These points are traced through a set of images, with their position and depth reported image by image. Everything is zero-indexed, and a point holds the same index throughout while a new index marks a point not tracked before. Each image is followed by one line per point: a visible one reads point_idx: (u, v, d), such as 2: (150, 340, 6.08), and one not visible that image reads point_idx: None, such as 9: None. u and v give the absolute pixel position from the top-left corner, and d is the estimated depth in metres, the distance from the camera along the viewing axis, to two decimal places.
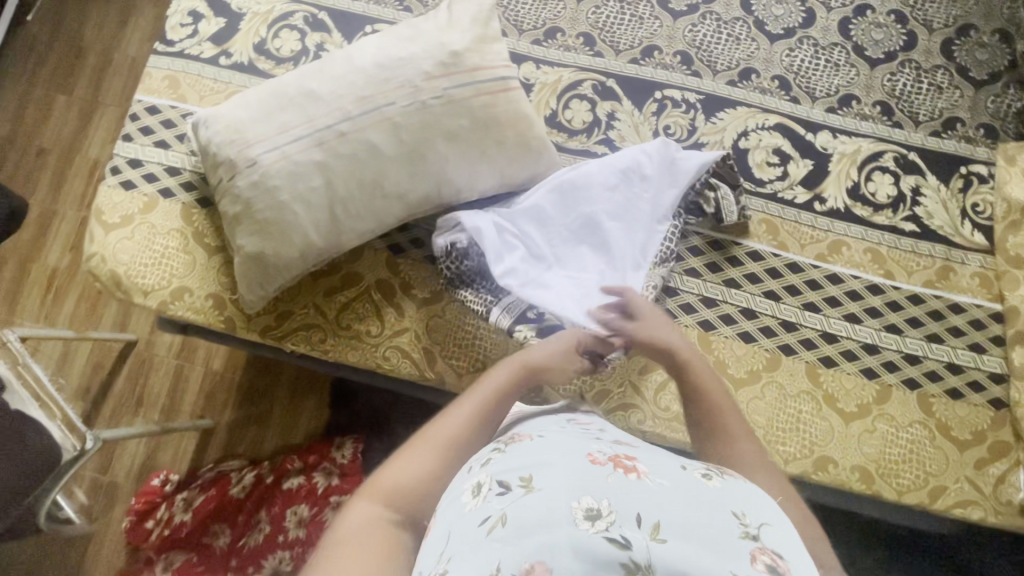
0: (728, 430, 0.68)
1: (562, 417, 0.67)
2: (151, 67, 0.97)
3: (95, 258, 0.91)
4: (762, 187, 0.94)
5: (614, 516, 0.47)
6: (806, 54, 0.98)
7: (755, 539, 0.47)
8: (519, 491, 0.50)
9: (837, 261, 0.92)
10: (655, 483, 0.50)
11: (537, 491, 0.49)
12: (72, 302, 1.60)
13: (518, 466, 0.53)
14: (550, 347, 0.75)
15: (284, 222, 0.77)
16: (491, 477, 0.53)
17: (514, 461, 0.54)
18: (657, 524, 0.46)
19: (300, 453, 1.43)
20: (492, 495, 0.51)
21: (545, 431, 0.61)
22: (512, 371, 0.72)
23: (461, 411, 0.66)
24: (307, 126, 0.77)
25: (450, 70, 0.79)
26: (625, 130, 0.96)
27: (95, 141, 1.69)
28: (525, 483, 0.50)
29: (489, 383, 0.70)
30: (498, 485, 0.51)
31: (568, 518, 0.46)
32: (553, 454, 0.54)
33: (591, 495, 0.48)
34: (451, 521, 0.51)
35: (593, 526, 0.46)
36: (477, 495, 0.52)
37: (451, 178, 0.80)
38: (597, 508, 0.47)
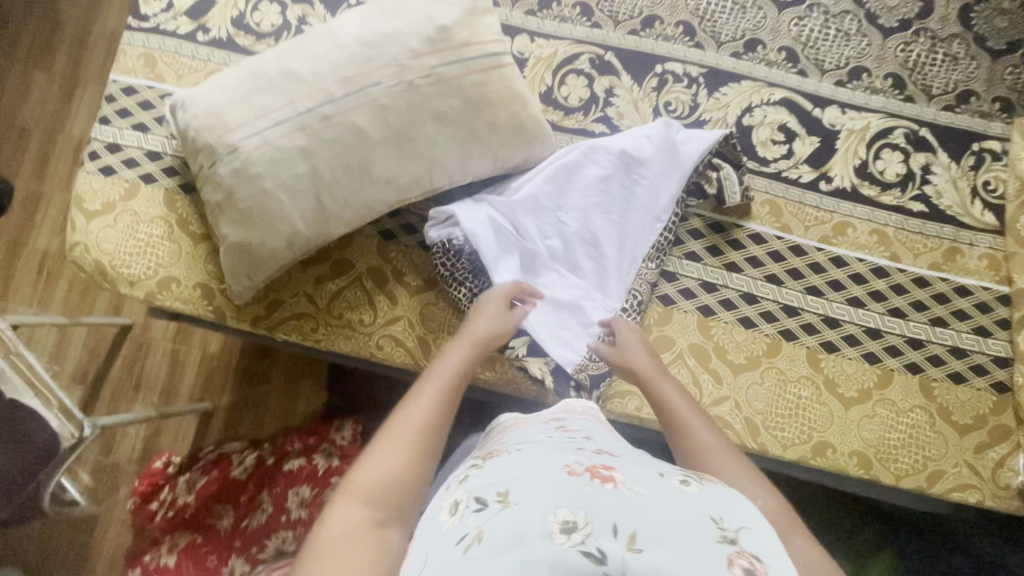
0: (685, 424, 0.69)
1: (547, 423, 0.66)
2: (125, 45, 0.92)
3: (79, 247, 0.88)
4: (766, 166, 0.90)
5: (590, 527, 0.46)
6: (816, 23, 0.93)
7: (732, 543, 0.47)
8: (496, 507, 0.49)
9: (842, 243, 0.89)
10: (633, 492, 0.49)
11: (514, 505, 0.48)
12: (65, 286, 1.58)
13: (497, 480, 0.52)
14: (492, 319, 0.77)
15: (269, 211, 0.74)
16: (469, 494, 0.52)
17: (494, 476, 0.53)
18: (634, 533, 0.45)
19: (301, 434, 1.44)
20: (470, 512, 0.50)
21: (524, 442, 0.60)
22: (464, 351, 0.72)
23: (424, 398, 0.65)
24: (288, 109, 0.73)
25: (437, 46, 0.75)
26: (623, 107, 0.91)
27: (78, 120, 1.64)
28: (501, 499, 0.49)
29: (444, 367, 0.70)
30: (476, 502, 0.50)
31: (543, 533, 0.45)
32: (531, 467, 0.53)
33: (567, 507, 0.47)
34: (429, 541, 0.50)
35: (568, 540, 0.45)
36: (455, 512, 0.51)
37: (441, 162, 0.77)
38: (573, 520, 0.46)
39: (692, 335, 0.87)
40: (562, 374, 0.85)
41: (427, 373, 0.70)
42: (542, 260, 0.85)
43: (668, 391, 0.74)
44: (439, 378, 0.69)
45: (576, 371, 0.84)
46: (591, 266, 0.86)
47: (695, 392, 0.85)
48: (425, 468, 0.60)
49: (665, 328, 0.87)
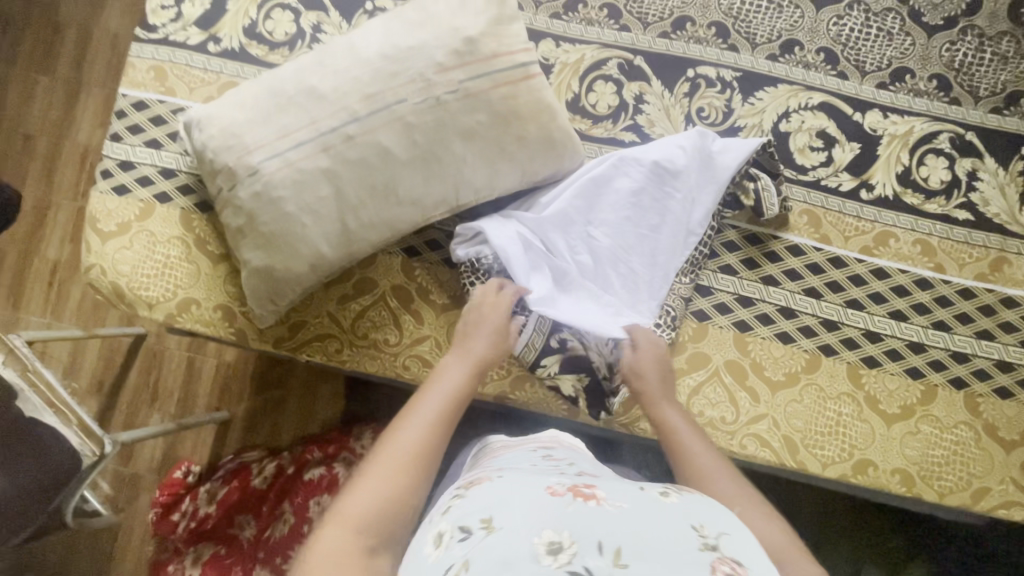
0: (680, 441, 0.70)
1: (533, 451, 0.64)
2: (134, 58, 0.89)
3: (95, 269, 0.85)
4: (804, 174, 0.87)
5: (577, 547, 0.42)
6: (856, 22, 0.88)
7: (714, 550, 0.44)
8: (482, 533, 0.45)
9: (884, 253, 0.85)
10: (616, 507, 0.46)
11: (498, 530, 0.44)
12: (78, 296, 1.57)
13: (479, 506, 0.48)
14: (489, 337, 0.75)
15: (292, 235, 0.71)
16: (452, 524, 0.47)
17: (477, 502, 0.49)
18: (619, 550, 0.42)
19: (320, 443, 1.43)
20: (454, 543, 0.45)
21: (506, 471, 0.56)
22: (462, 372, 0.71)
23: (420, 420, 0.64)
24: (310, 128, 0.70)
25: (464, 59, 0.71)
26: (654, 114, 0.88)
27: (84, 126, 1.61)
28: (486, 525, 0.45)
29: (440, 389, 0.69)
30: (460, 531, 0.46)
31: (530, 555, 0.41)
32: (511, 491, 0.49)
33: (552, 527, 0.43)
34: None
35: (555, 562, 0.41)
36: (439, 545, 0.46)
37: (469, 180, 0.73)
38: (559, 541, 0.42)
39: (728, 352, 0.84)
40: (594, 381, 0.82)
41: (423, 393, 0.68)
42: (575, 276, 0.81)
43: (669, 413, 0.73)
44: (436, 398, 0.67)
45: (601, 367, 0.80)
46: (626, 282, 0.82)
47: (732, 411, 0.83)
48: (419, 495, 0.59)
49: (701, 344, 0.85)
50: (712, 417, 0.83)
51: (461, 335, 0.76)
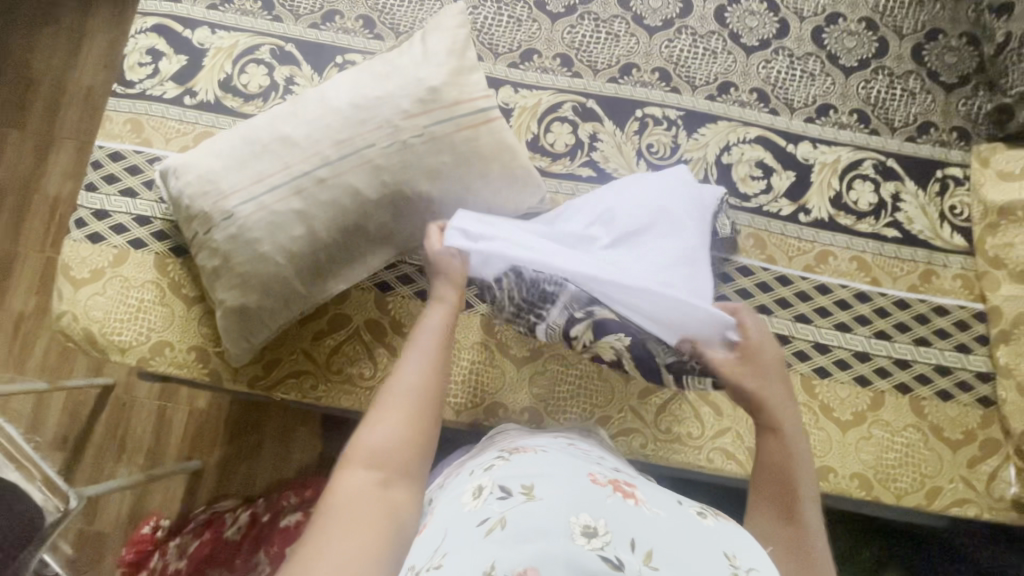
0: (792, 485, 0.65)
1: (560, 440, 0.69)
2: (111, 112, 0.93)
3: (67, 317, 0.86)
4: (747, 201, 0.94)
5: (610, 537, 0.48)
6: (782, 65, 0.99)
7: None
8: (521, 498, 0.52)
9: (824, 270, 0.93)
10: (651, 512, 0.53)
11: (537, 499, 0.51)
12: (44, 349, 1.54)
13: (524, 475, 0.56)
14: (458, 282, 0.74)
15: (267, 275, 0.74)
16: (493, 483, 0.56)
17: (517, 471, 0.57)
18: (649, 552, 0.48)
19: (296, 489, 1.41)
20: (493, 498, 0.53)
21: (546, 448, 0.64)
22: (444, 318, 0.72)
23: (410, 364, 0.67)
24: (282, 172, 0.74)
25: (429, 106, 0.77)
26: (608, 150, 0.95)
27: (55, 178, 1.62)
28: (527, 491, 0.53)
29: (426, 335, 0.70)
30: (500, 490, 0.54)
31: (566, 531, 0.48)
32: (558, 471, 0.56)
33: (590, 513, 0.50)
34: (452, 520, 0.54)
35: (588, 543, 0.47)
36: (478, 496, 0.55)
37: (437, 216, 0.78)
38: (594, 526, 0.49)
39: None
40: (647, 363, 0.80)
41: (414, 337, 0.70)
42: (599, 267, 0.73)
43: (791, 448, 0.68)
44: (422, 343, 0.69)
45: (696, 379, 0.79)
46: (663, 267, 0.74)
47: (697, 425, 0.88)
48: (426, 421, 0.64)
49: None
50: (678, 433, 0.88)
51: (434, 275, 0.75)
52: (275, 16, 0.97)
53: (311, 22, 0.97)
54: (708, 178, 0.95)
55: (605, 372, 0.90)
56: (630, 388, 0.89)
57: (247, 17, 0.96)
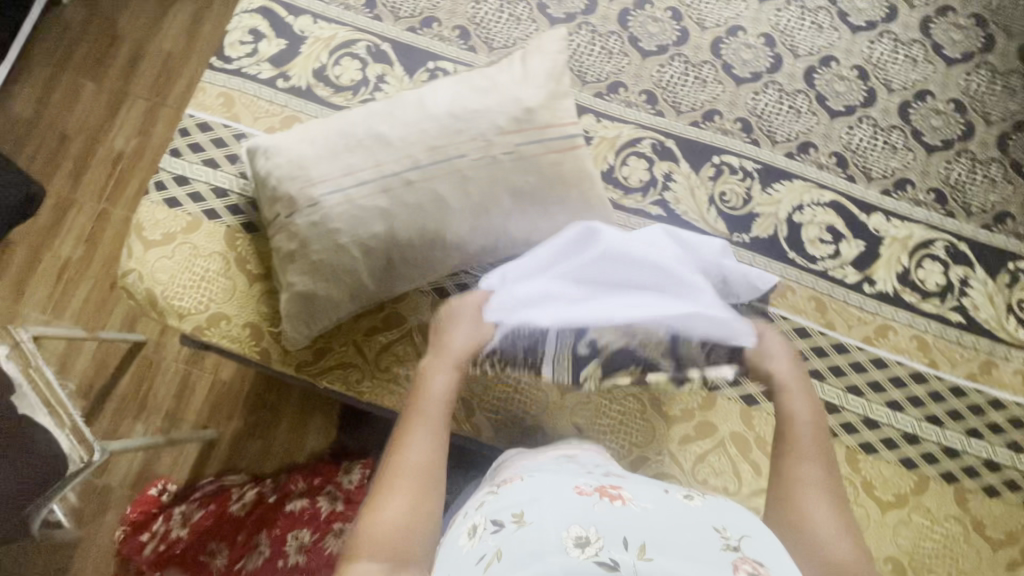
0: (805, 433, 0.72)
1: (559, 456, 0.72)
2: (206, 83, 0.95)
3: (133, 275, 0.88)
4: (814, 263, 0.94)
5: (602, 542, 0.52)
6: (865, 134, 0.98)
7: (736, 550, 0.53)
8: (513, 527, 0.54)
9: (882, 344, 0.92)
10: (638, 506, 0.57)
11: (529, 524, 0.54)
12: (84, 297, 1.57)
13: (513, 503, 0.58)
14: (471, 333, 0.76)
15: (340, 266, 0.75)
16: (485, 518, 0.57)
17: (506, 500, 0.59)
18: (643, 546, 0.52)
19: (305, 474, 1.42)
20: (487, 533, 0.55)
21: (534, 470, 0.66)
22: (449, 374, 0.73)
23: (420, 430, 0.67)
24: (372, 168, 0.75)
25: (522, 126, 0.78)
26: (680, 193, 0.96)
27: (121, 134, 1.66)
28: (517, 519, 0.55)
29: (433, 398, 0.70)
30: (493, 524, 0.56)
31: (560, 548, 0.51)
32: (543, 491, 0.59)
33: (580, 524, 0.53)
34: (451, 563, 0.55)
35: (582, 553, 0.51)
36: (473, 535, 0.56)
37: (510, 233, 0.78)
38: (586, 536, 0.52)
39: (733, 423, 0.89)
40: None
41: (421, 400, 0.70)
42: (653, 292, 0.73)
43: (798, 404, 0.75)
44: (428, 406, 0.70)
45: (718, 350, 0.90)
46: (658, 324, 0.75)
47: (735, 481, 0.86)
48: (437, 490, 0.63)
49: (709, 414, 0.89)
50: (714, 485, 0.87)
51: (438, 337, 0.77)
52: (376, 14, 0.99)
53: (410, 25, 0.99)
54: (776, 235, 0.95)
55: (647, 412, 0.89)
56: (671, 432, 0.88)
57: (349, 11, 0.99)
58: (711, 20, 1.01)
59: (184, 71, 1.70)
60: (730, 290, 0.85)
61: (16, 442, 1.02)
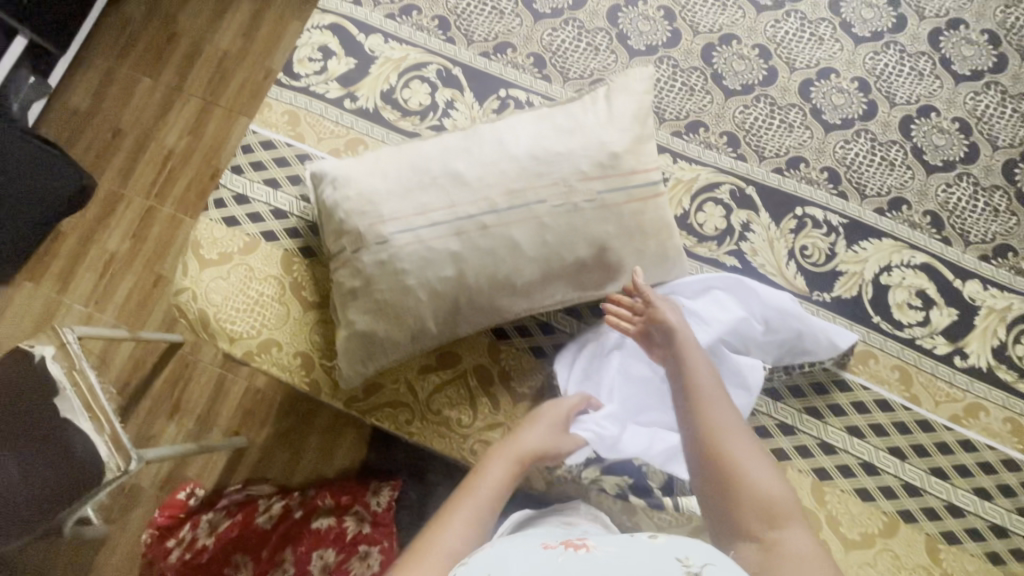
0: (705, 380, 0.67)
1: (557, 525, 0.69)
2: (272, 100, 0.92)
3: (186, 293, 0.86)
4: (901, 330, 0.87)
5: None
6: (964, 193, 0.91)
7: None
8: None
9: (972, 425, 0.84)
10: (601, 551, 0.53)
11: None
12: (127, 292, 1.57)
13: (472, 566, 0.54)
14: (545, 437, 0.73)
15: (404, 308, 0.72)
16: None
17: (469, 566, 0.54)
18: None
19: (334, 490, 1.37)
20: None
21: (510, 537, 0.63)
22: (508, 468, 0.70)
23: (462, 523, 0.63)
24: (445, 208, 0.72)
25: (606, 172, 0.73)
26: (758, 244, 0.90)
27: (173, 131, 1.66)
28: None
29: (485, 487, 0.67)
30: None
31: None
32: (506, 551, 0.55)
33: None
34: None
35: None
36: None
37: (582, 283, 0.75)
38: None
39: (804, 498, 0.82)
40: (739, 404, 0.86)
41: (469, 488, 0.68)
42: None
43: (693, 354, 0.70)
44: (481, 499, 0.66)
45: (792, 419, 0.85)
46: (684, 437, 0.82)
47: None
48: None
49: None
50: None
51: (515, 430, 0.75)
52: (449, 37, 0.95)
53: (483, 49, 0.95)
54: (860, 297, 0.88)
55: None
56: None
57: (421, 33, 0.95)
58: (801, 60, 0.95)
59: (239, 72, 1.69)
60: (804, 346, 0.83)
61: (52, 445, 1.00)
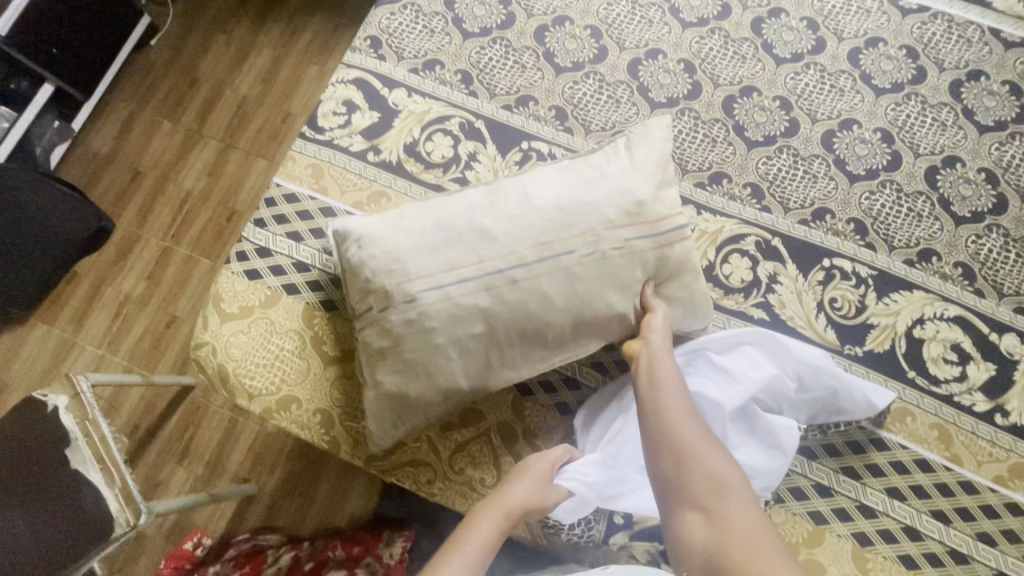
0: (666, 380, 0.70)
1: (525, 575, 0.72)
2: (296, 153, 0.93)
3: (206, 348, 0.85)
4: (937, 386, 0.84)
5: None
6: (994, 244, 0.89)
7: None
8: None
9: (1018, 487, 0.81)
10: None
11: None
12: (140, 333, 1.57)
13: None
14: (534, 491, 0.70)
15: (435, 366, 0.71)
16: None
17: None
18: None
19: (344, 541, 1.33)
20: None
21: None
22: (496, 524, 0.67)
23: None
24: (471, 260, 0.71)
25: (633, 220, 0.73)
26: (786, 296, 0.88)
27: (192, 173, 1.68)
28: None
29: (470, 542, 0.66)
30: None
31: None
32: None
33: None
34: None
35: None
36: None
37: (610, 331, 0.74)
38: None
39: (844, 566, 0.79)
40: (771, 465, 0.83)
41: (455, 544, 0.66)
42: None
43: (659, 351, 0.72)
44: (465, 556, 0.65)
45: (830, 478, 0.82)
46: None
47: None
48: None
49: (815, 552, 0.79)
50: None
51: (503, 482, 0.72)
52: (472, 90, 0.96)
53: (505, 102, 0.95)
54: (893, 352, 0.86)
55: None
56: None
57: (444, 86, 0.96)
58: (823, 111, 0.95)
59: (257, 109, 1.72)
60: (839, 404, 0.81)
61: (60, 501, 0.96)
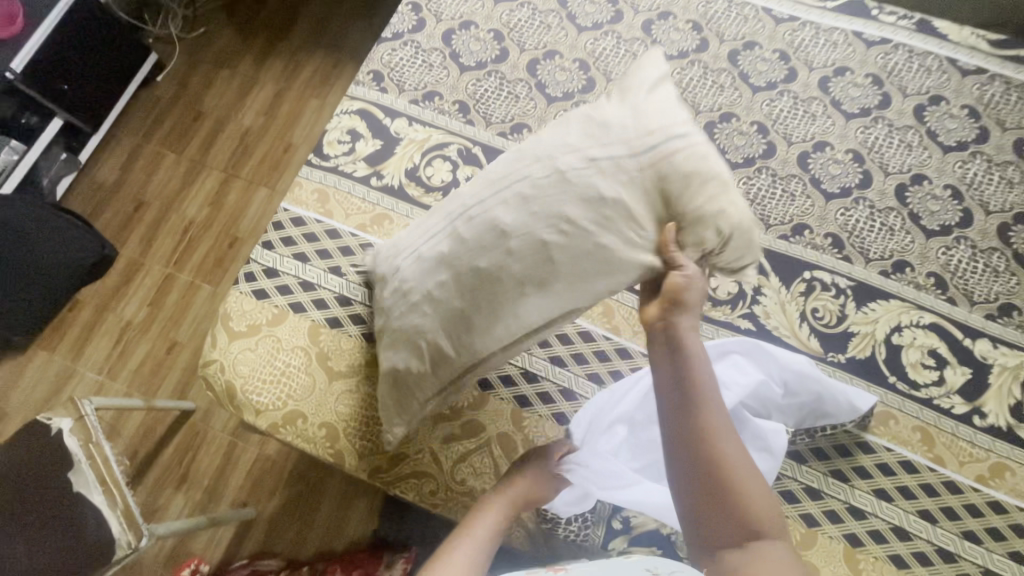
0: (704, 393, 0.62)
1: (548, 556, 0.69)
2: (303, 179, 0.98)
3: (214, 365, 0.88)
4: (917, 390, 0.88)
5: None
6: (963, 255, 0.94)
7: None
8: None
9: (1000, 486, 0.84)
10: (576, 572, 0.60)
11: None
12: (141, 358, 1.59)
13: None
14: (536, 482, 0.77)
15: (413, 323, 0.76)
16: None
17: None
18: None
19: (344, 564, 1.32)
20: None
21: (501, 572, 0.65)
22: (504, 510, 0.73)
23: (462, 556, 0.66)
24: (455, 247, 0.72)
25: (599, 136, 0.67)
26: (770, 307, 0.93)
27: (194, 202, 1.73)
28: None
29: (480, 526, 0.71)
30: None
31: None
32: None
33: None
34: None
35: None
36: None
37: (595, 259, 0.66)
38: None
39: (837, 566, 0.82)
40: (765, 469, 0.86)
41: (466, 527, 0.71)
42: None
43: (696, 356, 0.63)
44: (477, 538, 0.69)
45: (820, 480, 0.85)
46: None
47: None
48: None
49: (808, 552, 0.82)
50: None
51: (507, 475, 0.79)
52: (469, 119, 1.02)
53: (500, 130, 1.01)
54: (874, 358, 0.90)
55: None
56: None
57: (443, 116, 1.02)
58: (798, 134, 1.02)
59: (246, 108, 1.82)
60: (825, 409, 0.84)
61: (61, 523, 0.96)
